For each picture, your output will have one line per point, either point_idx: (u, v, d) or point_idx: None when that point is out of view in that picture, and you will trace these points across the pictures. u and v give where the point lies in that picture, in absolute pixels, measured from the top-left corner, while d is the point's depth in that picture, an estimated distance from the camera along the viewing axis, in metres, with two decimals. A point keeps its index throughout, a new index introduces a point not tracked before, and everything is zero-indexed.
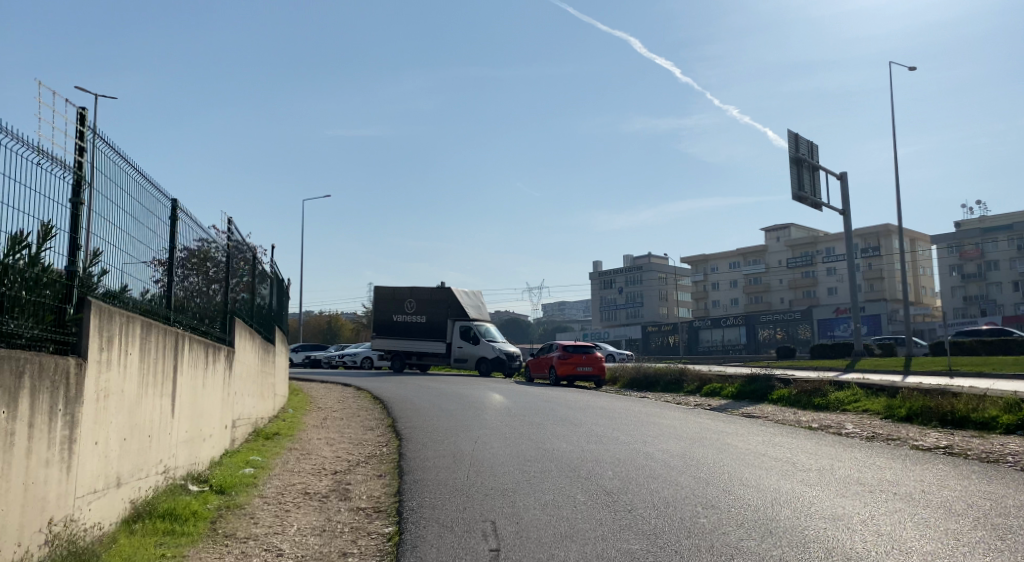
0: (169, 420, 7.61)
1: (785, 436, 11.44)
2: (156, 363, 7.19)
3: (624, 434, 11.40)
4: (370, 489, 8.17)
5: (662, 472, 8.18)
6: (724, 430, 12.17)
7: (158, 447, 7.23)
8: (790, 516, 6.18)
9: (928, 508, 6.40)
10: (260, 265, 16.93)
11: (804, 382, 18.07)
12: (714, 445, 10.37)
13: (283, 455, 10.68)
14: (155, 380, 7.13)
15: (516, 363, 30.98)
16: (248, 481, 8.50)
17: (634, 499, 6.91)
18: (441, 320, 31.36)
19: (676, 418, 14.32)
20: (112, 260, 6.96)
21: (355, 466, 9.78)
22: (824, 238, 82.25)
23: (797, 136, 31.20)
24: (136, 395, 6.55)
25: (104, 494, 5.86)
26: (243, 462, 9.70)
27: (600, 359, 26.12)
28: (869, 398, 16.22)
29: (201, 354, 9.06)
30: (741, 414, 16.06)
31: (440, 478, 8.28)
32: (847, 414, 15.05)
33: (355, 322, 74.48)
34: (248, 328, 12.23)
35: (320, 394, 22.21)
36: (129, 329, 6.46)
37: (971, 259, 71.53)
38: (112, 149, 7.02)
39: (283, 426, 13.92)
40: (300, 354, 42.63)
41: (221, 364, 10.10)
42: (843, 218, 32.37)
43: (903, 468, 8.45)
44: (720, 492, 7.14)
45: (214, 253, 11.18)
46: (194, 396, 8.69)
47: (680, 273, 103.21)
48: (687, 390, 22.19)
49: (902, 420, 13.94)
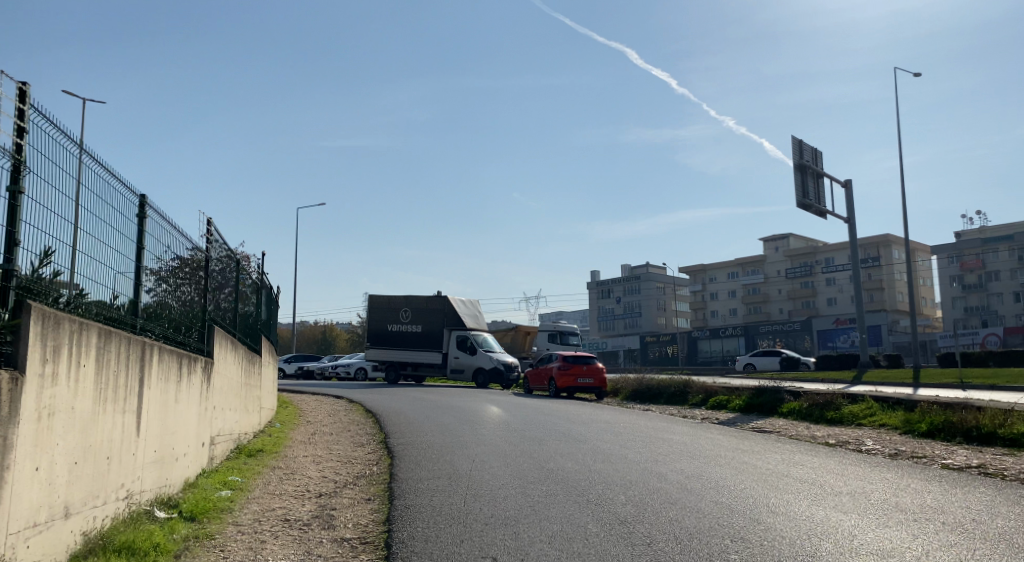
0: (133, 440, 6.86)
1: (805, 454, 10.66)
2: (116, 376, 6.42)
3: (632, 452, 10.65)
4: (356, 516, 7.42)
5: (679, 496, 7.43)
6: (739, 447, 11.40)
7: (117, 471, 6.44)
8: (832, 552, 5.44)
9: (987, 542, 5.64)
10: (246, 272, 16.08)
11: (816, 395, 17.31)
12: (731, 464, 9.60)
13: (264, 475, 9.91)
14: (114, 395, 6.36)
15: (514, 374, 30.15)
16: (223, 507, 7.73)
17: (652, 530, 6.16)
18: (438, 329, 30.58)
19: (685, 433, 13.56)
20: (65, 260, 6.17)
21: (342, 488, 9.03)
22: (823, 248, 81.81)
23: (801, 142, 30.61)
24: (90, 412, 5.79)
25: (48, 528, 5.10)
26: (220, 484, 8.95)
27: (601, 371, 25.35)
28: (885, 412, 15.47)
29: (174, 365, 8.29)
30: (751, 429, 15.32)
31: (435, 503, 7.53)
32: (863, 429, 14.31)
33: (350, 332, 73.80)
34: (229, 338, 11.45)
35: (310, 407, 21.39)
36: (83, 337, 5.71)
37: (971, 270, 70.88)
38: (65, 135, 6.25)
39: (267, 442, 13.12)
40: (294, 365, 41.76)
41: (198, 376, 9.35)
42: (848, 228, 31.73)
43: (942, 491, 7.70)
44: (748, 522, 6.38)
45: (193, 255, 10.34)
46: (164, 412, 7.94)
47: (678, 283, 102.66)
48: (692, 402, 21.45)
49: (923, 436, 13.19)
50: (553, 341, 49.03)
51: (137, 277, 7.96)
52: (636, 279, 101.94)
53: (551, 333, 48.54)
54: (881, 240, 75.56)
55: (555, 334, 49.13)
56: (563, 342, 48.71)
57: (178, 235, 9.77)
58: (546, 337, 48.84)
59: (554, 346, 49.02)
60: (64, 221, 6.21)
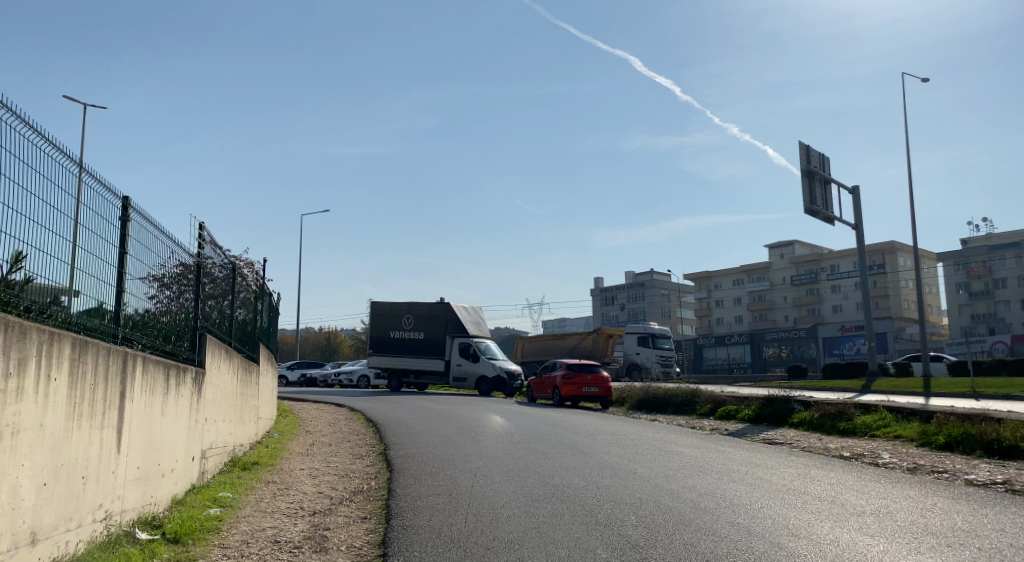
0: (113, 458, 6.51)
1: (820, 468, 10.23)
2: (93, 391, 6.06)
3: (641, 467, 10.24)
4: (350, 538, 7.00)
5: (693, 518, 7.04)
6: (751, 461, 10.97)
7: (94, 491, 6.07)
8: None
9: None
10: (243, 278, 15.69)
11: (827, 404, 16.87)
12: (746, 480, 9.17)
13: (257, 491, 9.53)
14: (90, 410, 6.00)
15: (518, 383, 29.68)
16: (211, 527, 7.33)
17: (665, 555, 5.76)
18: (441, 336, 30.15)
19: (696, 446, 13.12)
20: (32, 263, 5.81)
21: (338, 505, 8.63)
22: (828, 255, 81.43)
23: (809, 147, 30.20)
24: (61, 430, 5.45)
25: (8, 558, 4.78)
26: (209, 502, 8.55)
27: (606, 380, 24.87)
28: (899, 423, 15.03)
29: (160, 376, 7.91)
30: (761, 440, 14.89)
31: (435, 524, 7.13)
32: (878, 441, 13.86)
33: (355, 339, 73.45)
34: (223, 347, 11.08)
35: (310, 416, 20.97)
36: (55, 347, 5.37)
37: (978, 277, 70.25)
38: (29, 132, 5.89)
39: (263, 454, 12.71)
40: (296, 372, 41.22)
41: (188, 388, 8.98)
42: (856, 234, 31.30)
43: (970, 510, 7.27)
44: (769, 546, 5.96)
45: (181, 261, 9.93)
46: (149, 425, 7.58)
47: (682, 290, 102.23)
48: (699, 412, 21.04)
49: (941, 448, 12.74)
50: (643, 344, 39.00)
51: (119, 283, 7.61)
52: (640, 286, 101.65)
53: (640, 334, 39.12)
54: (886, 248, 74.50)
55: (646, 335, 39.28)
56: (656, 344, 38.94)
57: (166, 240, 9.39)
58: (635, 338, 39.18)
59: (645, 350, 38.90)
60: (27, 219, 5.83)
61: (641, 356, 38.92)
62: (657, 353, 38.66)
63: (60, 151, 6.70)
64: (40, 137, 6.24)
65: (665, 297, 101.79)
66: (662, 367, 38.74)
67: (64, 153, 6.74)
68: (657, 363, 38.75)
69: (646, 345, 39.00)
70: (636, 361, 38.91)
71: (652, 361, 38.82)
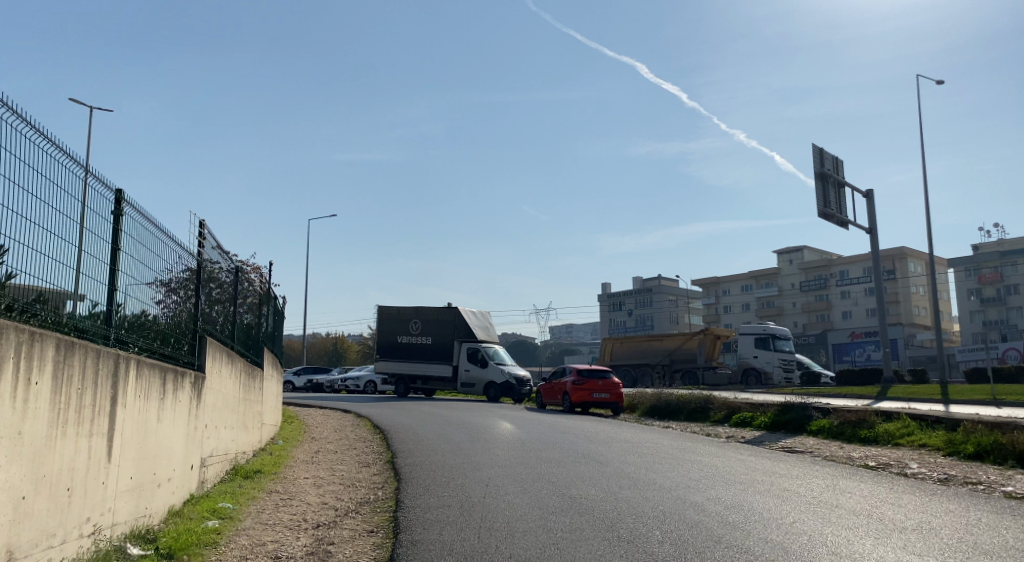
0: (104, 468, 6.12)
1: (848, 479, 9.75)
2: (79, 397, 5.69)
3: (661, 477, 9.80)
4: (356, 553, 6.56)
5: (722, 534, 6.59)
6: (775, 471, 10.49)
7: (80, 504, 5.68)
8: None
9: None
10: (247, 281, 15.25)
11: (847, 411, 16.36)
12: (773, 492, 8.70)
13: (259, 502, 9.10)
14: (76, 417, 5.62)
15: (527, 389, 29.20)
16: (209, 540, 6.90)
17: None
18: (448, 341, 29.72)
19: (714, 454, 12.65)
20: (13, 259, 5.43)
21: (342, 517, 8.22)
22: (838, 260, 80.83)
23: (823, 150, 29.75)
24: (42, 438, 5.08)
25: None
26: (208, 513, 8.13)
27: (617, 386, 24.38)
28: (924, 431, 14.50)
29: (156, 380, 7.50)
30: (781, 449, 14.38)
31: (446, 539, 6.68)
32: (903, 450, 13.35)
33: (361, 345, 73.10)
34: (225, 350, 10.67)
35: (316, 422, 20.51)
36: (37, 347, 5.00)
37: (990, 283, 69.52)
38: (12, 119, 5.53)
39: (267, 462, 12.27)
40: (302, 378, 40.83)
41: (187, 392, 8.56)
42: (871, 238, 30.78)
43: (1017, 527, 6.80)
44: None
45: (181, 262, 9.51)
46: (144, 432, 7.14)
47: (690, 296, 101.60)
48: (714, 419, 20.52)
49: (971, 458, 12.22)
50: (763, 346, 35.41)
51: (114, 281, 7.20)
52: (648, 292, 101.06)
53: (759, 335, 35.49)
54: (897, 254, 73.73)
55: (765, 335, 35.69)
56: (778, 347, 35.27)
57: (166, 240, 8.98)
58: (752, 340, 35.66)
59: (764, 353, 35.37)
60: (5, 208, 5.41)
61: (760, 359, 35.35)
62: (781, 357, 35.05)
63: (49, 140, 6.31)
64: (21, 120, 5.81)
65: (673, 302, 101.17)
66: (784, 372, 34.95)
67: (51, 140, 6.31)
68: (780, 367, 35.08)
69: (765, 346, 35.47)
70: (755, 366, 35.45)
71: (774, 364, 35.28)
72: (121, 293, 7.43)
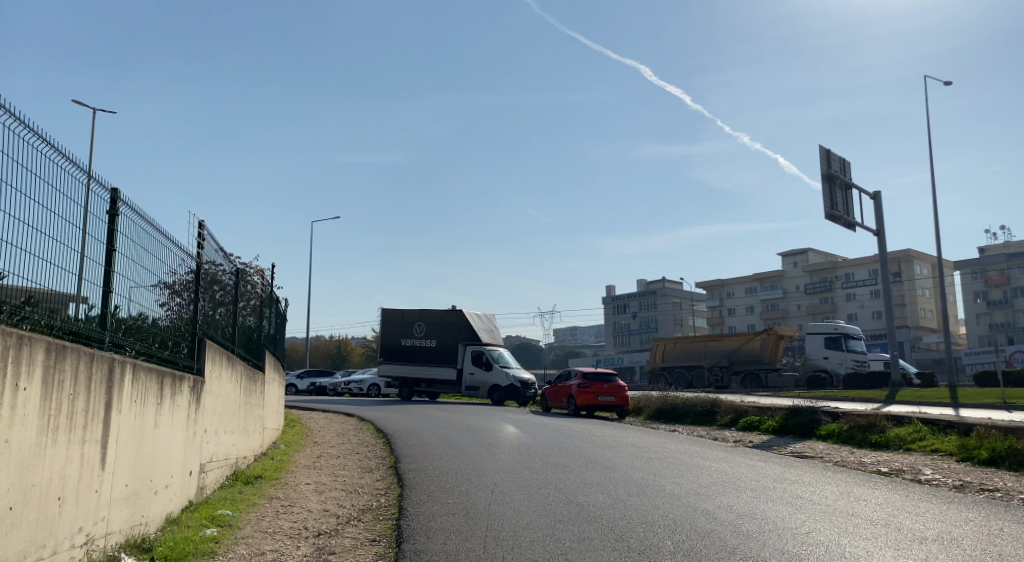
0: (98, 474, 5.94)
1: (862, 486, 9.52)
2: (72, 401, 5.52)
3: (670, 483, 9.57)
4: None
5: (736, 544, 6.37)
6: (786, 478, 10.25)
7: (72, 513, 5.50)
8: None
9: None
10: (248, 283, 15.04)
11: (857, 416, 16.11)
12: (786, 500, 8.47)
13: (259, 509, 8.91)
14: (67, 423, 5.46)
15: (531, 392, 28.97)
16: (207, 550, 6.70)
17: None
18: (452, 344, 29.51)
19: (723, 460, 12.42)
20: None
21: (344, 525, 8.02)
22: (843, 263, 80.56)
23: (830, 151, 29.54)
24: (26, 444, 4.92)
25: None
26: (207, 521, 7.93)
27: (623, 389, 24.16)
28: (936, 436, 14.26)
29: (154, 384, 7.31)
30: (790, 454, 14.15)
31: (450, 549, 6.46)
32: (916, 456, 13.11)
33: (365, 347, 73.09)
34: (225, 353, 10.47)
35: (319, 426, 20.27)
36: (23, 351, 4.88)
37: (996, 285, 69.14)
38: None
39: (268, 467, 12.06)
40: (306, 381, 40.61)
41: (186, 396, 8.38)
42: (878, 240, 30.54)
43: None
44: None
45: (181, 263, 9.30)
46: (140, 438, 6.94)
47: (695, 298, 101.38)
48: (720, 423, 20.30)
49: (986, 464, 11.98)
50: (833, 347, 35.12)
51: (109, 282, 7.00)
52: (652, 294, 100.89)
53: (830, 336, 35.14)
54: (902, 256, 73.66)
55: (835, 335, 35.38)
56: (849, 347, 35.00)
57: (164, 241, 8.77)
58: (821, 340, 35.29)
59: (835, 353, 35.07)
60: None
61: (831, 360, 35.09)
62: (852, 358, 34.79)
63: (40, 137, 6.14)
64: (10, 117, 5.64)
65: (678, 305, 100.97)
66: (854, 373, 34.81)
67: (40, 136, 6.13)
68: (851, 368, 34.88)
69: (835, 347, 35.17)
70: (825, 367, 35.18)
71: (843, 365, 35.05)
72: (116, 294, 7.23)
